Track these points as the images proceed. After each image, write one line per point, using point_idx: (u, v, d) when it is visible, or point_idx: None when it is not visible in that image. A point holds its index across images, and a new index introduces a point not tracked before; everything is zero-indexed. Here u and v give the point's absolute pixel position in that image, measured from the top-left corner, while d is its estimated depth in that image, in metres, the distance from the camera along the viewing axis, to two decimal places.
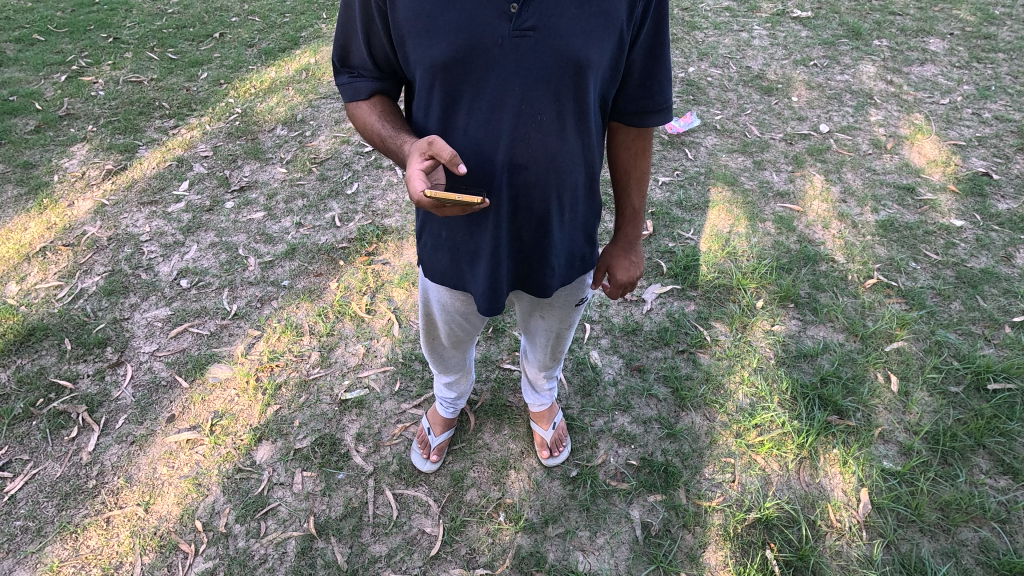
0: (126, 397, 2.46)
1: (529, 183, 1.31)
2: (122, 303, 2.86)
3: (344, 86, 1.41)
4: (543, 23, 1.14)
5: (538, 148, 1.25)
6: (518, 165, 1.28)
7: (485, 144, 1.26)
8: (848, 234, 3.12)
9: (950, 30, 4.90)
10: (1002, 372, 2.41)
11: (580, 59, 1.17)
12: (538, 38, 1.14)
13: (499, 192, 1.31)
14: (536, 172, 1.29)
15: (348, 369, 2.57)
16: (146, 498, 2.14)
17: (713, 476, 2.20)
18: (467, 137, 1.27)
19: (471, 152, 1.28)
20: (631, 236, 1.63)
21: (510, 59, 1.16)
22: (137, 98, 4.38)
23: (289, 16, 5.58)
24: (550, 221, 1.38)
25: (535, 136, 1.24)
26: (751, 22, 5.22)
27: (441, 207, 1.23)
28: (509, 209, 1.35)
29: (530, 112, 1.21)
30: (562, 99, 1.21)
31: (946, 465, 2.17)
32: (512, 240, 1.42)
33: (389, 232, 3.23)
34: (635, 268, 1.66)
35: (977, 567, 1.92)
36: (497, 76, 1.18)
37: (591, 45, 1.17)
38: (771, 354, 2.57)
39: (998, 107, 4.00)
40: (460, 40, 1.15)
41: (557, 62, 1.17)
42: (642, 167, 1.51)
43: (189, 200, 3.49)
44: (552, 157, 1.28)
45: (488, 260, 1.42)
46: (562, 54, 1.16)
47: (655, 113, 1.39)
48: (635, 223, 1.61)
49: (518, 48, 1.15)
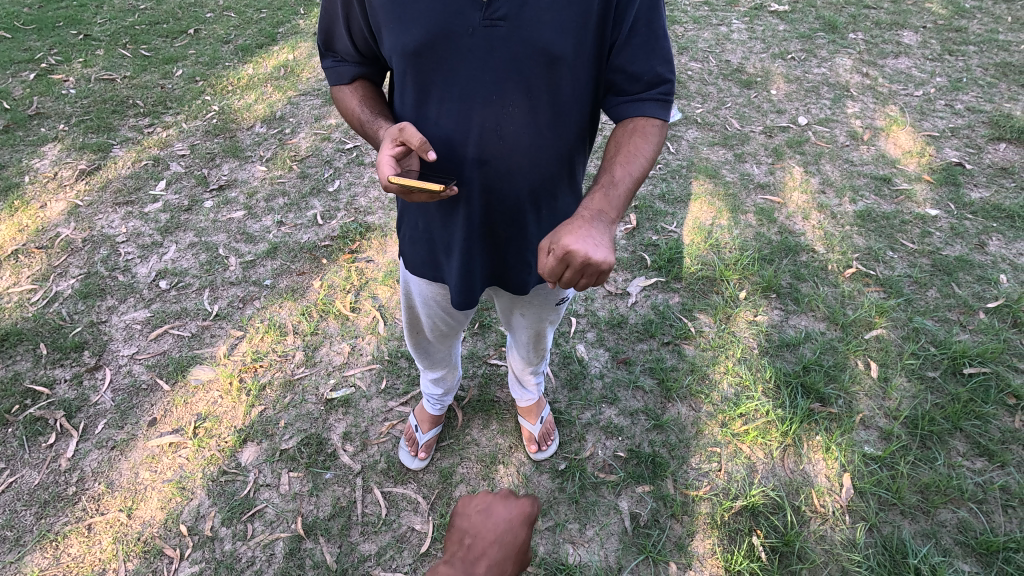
0: (105, 401, 2.41)
1: (500, 175, 1.31)
2: (99, 306, 2.80)
3: (329, 69, 1.49)
4: (512, 14, 1.13)
5: (507, 139, 1.26)
6: (488, 156, 1.29)
7: (456, 134, 1.28)
8: (827, 224, 3.17)
9: (923, 24, 4.99)
10: (977, 357, 2.47)
11: (552, 51, 1.16)
12: (507, 29, 1.14)
13: (469, 183, 1.33)
14: (506, 164, 1.29)
15: (333, 368, 2.55)
16: (128, 504, 2.10)
17: (700, 465, 2.22)
18: (440, 127, 1.30)
19: (444, 143, 1.31)
20: (603, 209, 1.18)
21: (479, 49, 1.17)
22: (110, 96, 4.28)
23: (266, 12, 5.49)
24: (524, 216, 1.39)
25: (504, 127, 1.24)
26: (730, 16, 5.26)
27: (409, 193, 1.24)
28: (481, 202, 1.36)
29: (498, 103, 1.21)
30: (533, 92, 1.20)
31: (924, 449, 2.22)
32: (486, 233, 1.43)
33: (373, 229, 3.20)
34: (593, 237, 1.11)
35: (956, 547, 1.97)
36: (467, 64, 1.19)
37: (564, 36, 1.15)
38: (754, 344, 2.60)
39: (969, 99, 4.08)
40: (431, 27, 1.18)
41: (528, 52, 1.16)
42: (633, 142, 1.24)
43: (167, 199, 3.42)
44: (522, 151, 1.27)
45: (460, 251, 1.45)
46: (532, 46, 1.15)
47: (648, 100, 1.23)
48: (609, 194, 1.20)
49: (487, 38, 1.16)
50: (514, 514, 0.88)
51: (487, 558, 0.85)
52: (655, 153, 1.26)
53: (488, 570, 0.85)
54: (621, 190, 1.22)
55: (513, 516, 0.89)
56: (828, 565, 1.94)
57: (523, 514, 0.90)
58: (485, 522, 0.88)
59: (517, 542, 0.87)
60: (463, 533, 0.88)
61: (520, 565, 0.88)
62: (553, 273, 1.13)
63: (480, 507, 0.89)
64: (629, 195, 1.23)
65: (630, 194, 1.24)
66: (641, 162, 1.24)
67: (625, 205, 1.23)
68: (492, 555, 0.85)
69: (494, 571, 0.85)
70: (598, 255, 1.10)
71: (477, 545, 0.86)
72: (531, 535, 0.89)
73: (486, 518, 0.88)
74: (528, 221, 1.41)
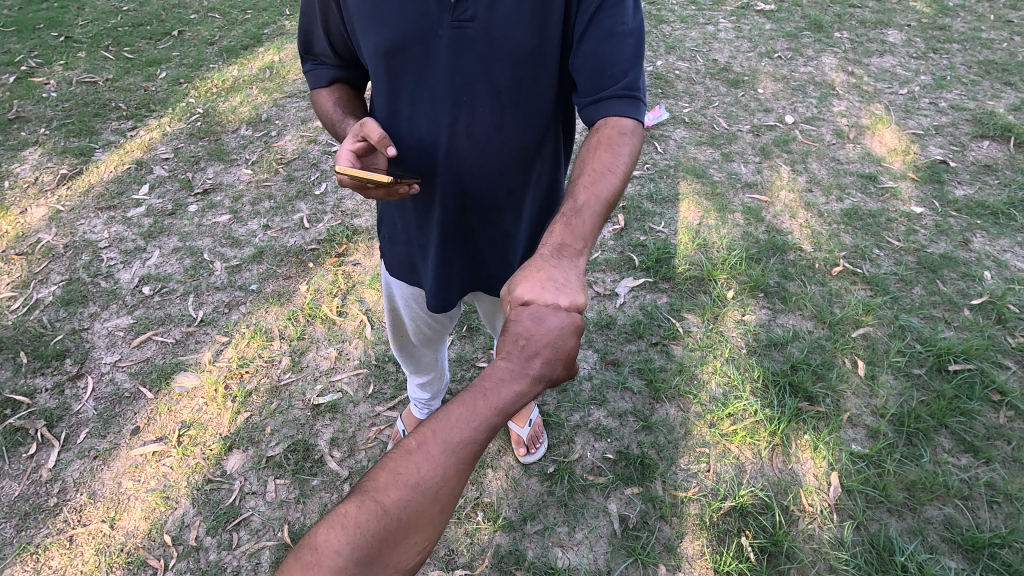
0: (88, 410, 2.38)
1: (473, 176, 1.32)
2: (81, 313, 2.76)
3: (308, 72, 1.48)
4: (480, 16, 1.13)
5: (478, 141, 1.26)
6: (461, 158, 1.29)
7: (429, 135, 1.29)
8: (814, 223, 3.19)
9: (907, 22, 5.03)
10: (962, 354, 2.49)
11: (519, 53, 1.15)
12: (474, 31, 1.14)
13: (442, 185, 1.34)
14: (478, 165, 1.30)
15: (320, 373, 2.52)
16: (111, 514, 2.07)
17: (688, 466, 2.22)
18: (413, 129, 1.30)
19: (417, 144, 1.32)
20: (566, 241, 0.97)
21: (447, 50, 1.17)
22: (92, 99, 4.22)
23: (251, 13, 5.44)
24: (499, 216, 1.39)
25: (476, 128, 1.25)
26: (716, 15, 5.27)
27: (364, 187, 1.25)
28: (455, 202, 1.37)
29: (468, 105, 1.22)
30: (501, 93, 1.20)
31: (911, 446, 2.23)
32: (461, 234, 1.44)
33: (360, 232, 3.18)
34: (557, 279, 0.89)
35: (942, 544, 1.98)
36: (436, 66, 1.19)
37: (532, 39, 1.14)
38: (742, 344, 2.61)
39: (953, 96, 4.12)
40: (399, 29, 1.17)
41: (496, 54, 1.16)
42: (599, 155, 1.08)
43: (150, 204, 3.38)
44: (493, 152, 1.28)
45: (435, 253, 1.45)
46: (499, 47, 1.15)
47: (614, 97, 1.10)
48: (573, 222, 1.00)
49: (455, 40, 1.15)
50: (566, 324, 0.84)
51: (550, 348, 0.82)
52: (628, 164, 1.10)
53: (548, 362, 0.82)
54: (588, 214, 1.02)
55: (568, 318, 0.84)
56: (816, 564, 1.95)
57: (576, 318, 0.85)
58: (539, 325, 0.84)
59: (571, 344, 0.83)
60: (518, 333, 0.84)
61: (572, 366, 0.84)
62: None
63: (534, 312, 0.85)
64: (600, 219, 1.03)
65: (602, 217, 1.04)
66: (611, 179, 1.07)
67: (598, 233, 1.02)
68: (552, 347, 0.82)
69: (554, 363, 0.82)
70: (564, 298, 0.87)
71: (531, 344, 0.82)
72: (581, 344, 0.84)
73: (541, 320, 0.84)
74: (503, 221, 1.41)
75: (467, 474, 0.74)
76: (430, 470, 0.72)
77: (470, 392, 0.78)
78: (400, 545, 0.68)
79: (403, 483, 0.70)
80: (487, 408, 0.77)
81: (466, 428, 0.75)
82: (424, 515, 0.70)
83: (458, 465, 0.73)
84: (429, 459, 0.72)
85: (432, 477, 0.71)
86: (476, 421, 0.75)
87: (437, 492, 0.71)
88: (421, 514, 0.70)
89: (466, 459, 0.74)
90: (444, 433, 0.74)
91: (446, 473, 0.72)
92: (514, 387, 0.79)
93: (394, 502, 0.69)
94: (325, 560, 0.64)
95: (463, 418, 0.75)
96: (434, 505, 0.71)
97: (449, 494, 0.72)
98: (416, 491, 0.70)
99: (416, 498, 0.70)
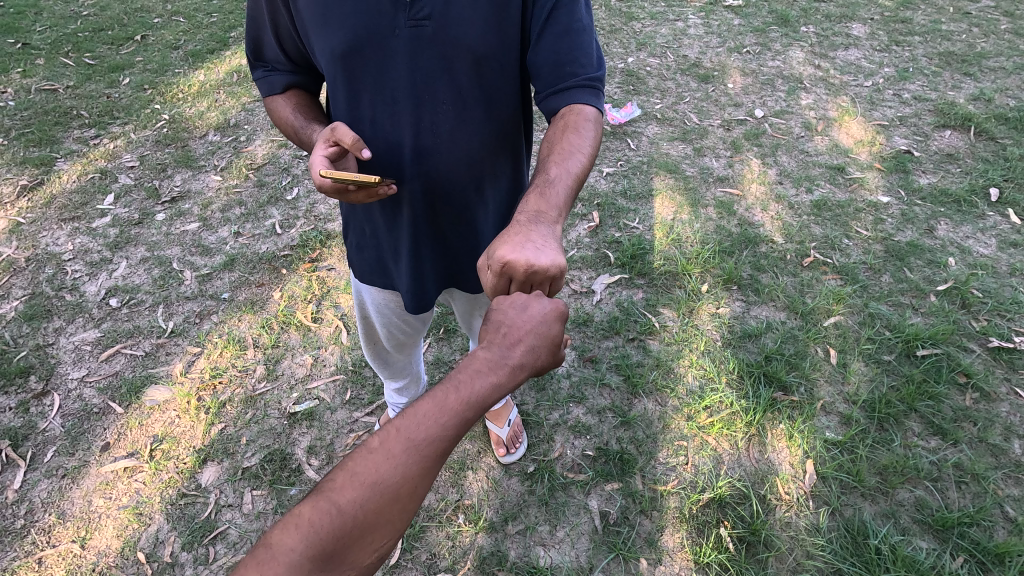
0: (54, 428, 2.31)
1: (440, 175, 1.31)
2: (46, 328, 2.68)
3: (260, 80, 1.47)
4: (437, 13, 1.13)
5: (444, 139, 1.25)
6: (427, 157, 1.28)
7: (393, 134, 1.28)
8: (785, 215, 3.24)
9: (870, 16, 5.14)
10: (929, 339, 2.55)
11: (478, 51, 1.16)
12: (432, 28, 1.14)
13: (410, 184, 1.32)
14: (445, 163, 1.29)
15: (296, 381, 2.49)
16: (82, 534, 2.02)
17: (667, 459, 2.24)
18: (375, 128, 1.29)
19: (380, 143, 1.30)
20: (541, 210, 1.00)
21: (406, 49, 1.16)
22: (52, 107, 4.10)
23: (217, 16, 5.35)
24: (469, 213, 1.39)
25: (440, 126, 1.24)
26: (686, 12, 5.33)
27: (345, 193, 1.22)
28: (424, 203, 1.35)
29: (432, 102, 1.21)
30: (464, 90, 1.20)
31: (882, 431, 2.28)
32: (432, 234, 1.42)
33: (333, 236, 3.14)
34: (533, 242, 0.93)
35: (914, 525, 2.03)
36: (396, 66, 1.18)
37: (492, 36, 1.15)
38: (717, 336, 2.64)
39: (916, 88, 4.22)
40: (356, 29, 1.16)
41: (455, 51, 1.15)
42: (566, 137, 1.09)
43: (116, 213, 3.30)
44: (459, 149, 1.27)
45: (408, 254, 1.43)
46: (458, 43, 1.15)
47: (577, 87, 1.12)
48: (546, 194, 1.03)
49: (413, 38, 1.15)
50: (549, 310, 0.87)
51: (525, 344, 0.83)
52: (594, 147, 1.11)
53: (526, 354, 0.83)
54: (561, 186, 1.05)
55: (552, 305, 0.88)
56: (794, 551, 1.97)
57: (560, 304, 0.88)
58: (520, 311, 0.86)
59: (554, 330, 0.86)
60: (499, 322, 0.85)
61: (559, 350, 0.87)
62: (497, 292, 0.93)
63: (517, 303, 0.88)
64: (571, 192, 1.06)
65: (573, 192, 1.07)
66: (580, 158, 1.09)
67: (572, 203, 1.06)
68: (530, 342, 0.83)
69: (531, 355, 0.83)
70: (543, 259, 0.91)
71: (513, 331, 0.84)
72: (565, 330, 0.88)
73: (520, 308, 0.87)
74: (472, 218, 1.40)
75: (429, 472, 0.75)
76: (391, 470, 0.73)
77: (440, 386, 0.78)
78: (357, 544, 0.71)
79: (361, 483, 0.72)
80: (454, 406, 0.77)
81: (432, 427, 0.75)
82: (383, 517, 0.72)
83: (422, 465, 0.74)
84: (391, 458, 0.73)
85: (393, 477, 0.72)
86: (442, 418, 0.76)
87: (396, 493, 0.73)
88: (378, 513, 0.72)
89: (430, 456, 0.75)
90: (409, 430, 0.74)
91: (407, 473, 0.73)
92: (485, 382, 0.79)
93: (348, 504, 0.71)
94: (280, 556, 0.68)
95: (429, 416, 0.75)
96: (394, 505, 0.72)
97: (410, 495, 0.74)
98: (375, 489, 0.72)
99: (373, 501, 0.71)
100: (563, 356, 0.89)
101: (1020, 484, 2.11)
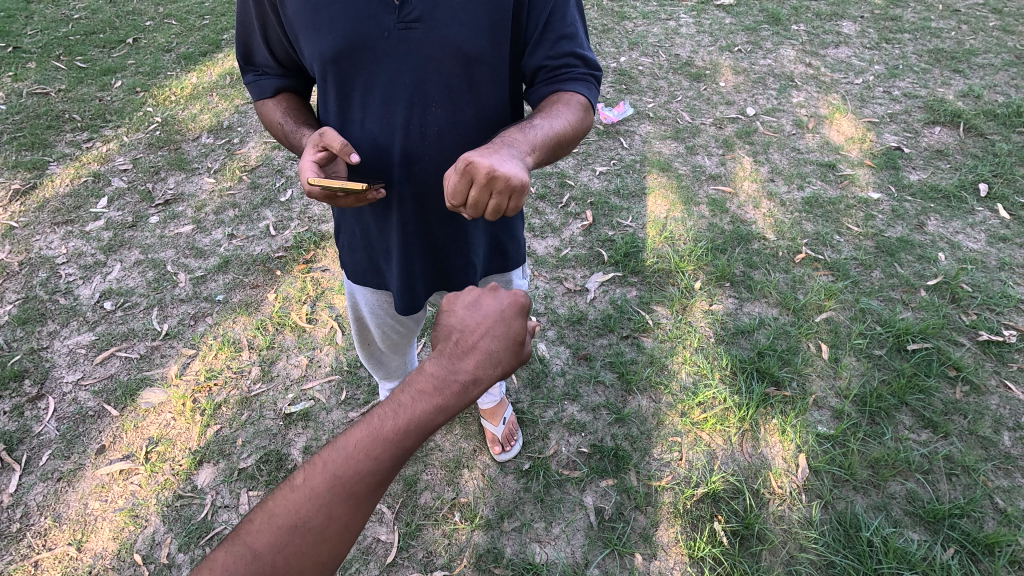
0: (49, 432, 2.31)
1: (430, 176, 1.32)
2: (39, 332, 2.68)
3: (250, 84, 1.48)
4: (427, 15, 1.14)
5: (433, 140, 1.27)
6: (417, 158, 1.29)
7: (382, 136, 1.29)
8: (777, 212, 3.26)
9: (861, 14, 5.17)
10: (920, 334, 2.58)
11: (467, 53, 1.17)
12: (422, 31, 1.15)
13: (399, 185, 1.33)
14: (434, 164, 1.30)
15: (292, 382, 2.49)
16: (78, 537, 2.02)
17: (662, 455, 2.26)
18: (365, 130, 1.30)
19: (370, 145, 1.31)
20: (514, 139, 1.07)
21: (395, 52, 1.17)
22: (44, 111, 4.09)
23: (209, 18, 5.34)
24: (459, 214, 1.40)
25: (430, 127, 1.25)
26: (678, 11, 5.35)
27: (334, 197, 1.24)
28: (413, 204, 1.36)
29: (422, 104, 1.22)
30: (453, 91, 1.21)
31: (873, 424, 2.31)
32: (422, 235, 1.43)
33: (327, 237, 3.15)
34: (501, 155, 1.00)
35: (905, 517, 2.05)
36: (386, 68, 1.19)
37: (481, 38, 1.16)
38: (710, 333, 2.66)
39: (906, 85, 4.25)
40: (346, 32, 1.17)
41: (443, 53, 1.16)
42: (555, 106, 1.16)
43: (109, 216, 3.29)
44: (449, 150, 1.28)
45: (398, 255, 1.44)
46: (447, 45, 1.16)
47: (573, 82, 1.18)
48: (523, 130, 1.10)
49: (403, 41, 1.16)
50: (506, 307, 0.88)
51: (479, 351, 0.85)
52: (581, 121, 1.18)
53: (477, 366, 0.85)
54: (539, 129, 1.11)
55: (510, 299, 0.89)
56: (787, 545, 1.99)
57: (518, 300, 0.90)
58: (474, 315, 0.88)
59: (516, 327, 0.88)
60: (450, 329, 0.88)
61: (522, 350, 0.89)
62: (458, 194, 0.99)
63: (470, 306, 0.89)
64: (549, 139, 1.11)
65: (552, 142, 1.12)
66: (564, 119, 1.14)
67: (546, 153, 1.11)
68: (484, 347, 0.85)
69: (487, 365, 0.85)
70: (505, 170, 0.97)
71: (467, 338, 0.86)
72: (528, 324, 0.90)
73: (473, 310, 0.88)
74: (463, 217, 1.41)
75: (355, 507, 0.83)
76: (314, 511, 0.81)
77: (373, 418, 0.83)
78: None
79: (282, 524, 0.81)
80: (386, 438, 0.82)
81: (359, 463, 0.82)
82: (308, 552, 0.81)
83: (348, 500, 0.82)
84: (313, 500, 0.81)
85: (316, 516, 0.81)
86: (373, 452, 0.82)
87: (319, 531, 0.81)
88: (302, 551, 0.81)
89: (355, 494, 0.82)
90: (334, 470, 0.82)
91: (331, 513, 0.81)
92: (425, 408, 0.82)
93: (266, 546, 0.80)
94: None
95: (355, 456, 0.82)
96: (316, 543, 0.81)
97: (333, 532, 0.82)
98: (297, 529, 0.81)
99: (294, 540, 0.80)
100: (528, 354, 0.90)
101: (1009, 475, 2.13)
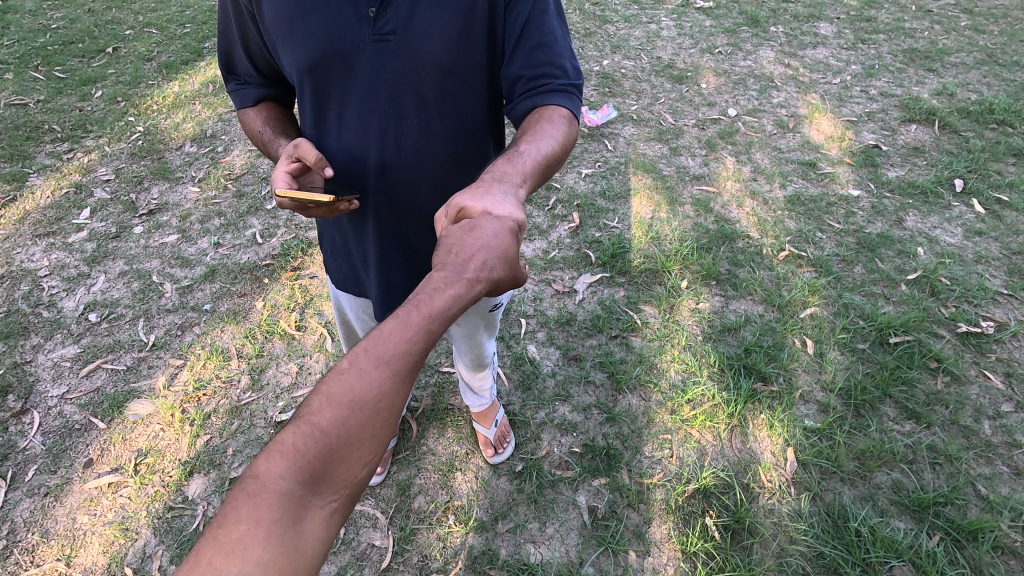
0: (35, 446, 2.28)
1: (407, 186, 1.33)
2: (23, 346, 2.64)
3: (232, 92, 1.49)
4: (401, 28, 1.15)
5: (408, 151, 1.28)
6: (392, 169, 1.30)
7: (358, 148, 1.30)
8: (760, 210, 3.31)
9: (837, 15, 5.28)
10: (901, 327, 2.63)
11: (441, 65, 1.18)
12: (396, 44, 1.16)
13: (376, 196, 1.34)
14: (409, 174, 1.31)
15: (281, 390, 2.48)
16: (67, 552, 1.99)
17: (653, 453, 2.28)
18: (342, 142, 1.32)
19: (347, 156, 1.33)
20: (505, 171, 0.99)
21: (370, 63, 1.19)
22: (23, 122, 4.04)
23: (190, 26, 5.31)
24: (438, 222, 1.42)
25: (405, 139, 1.27)
26: (658, 14, 5.42)
27: (305, 209, 1.24)
28: (391, 213, 1.38)
29: (397, 115, 1.23)
30: (427, 103, 1.22)
31: (858, 417, 2.35)
32: (400, 244, 1.44)
33: (314, 244, 3.14)
34: (495, 196, 0.91)
35: (891, 506, 2.09)
36: (361, 80, 1.21)
37: (454, 50, 1.17)
38: (698, 331, 2.69)
39: (882, 84, 4.34)
40: (321, 45, 1.19)
41: (419, 65, 1.18)
42: (539, 126, 1.11)
43: (93, 227, 3.26)
44: (425, 160, 1.30)
45: (376, 264, 1.45)
46: (422, 58, 1.17)
47: (550, 94, 1.14)
48: (511, 160, 1.03)
49: (377, 52, 1.17)
50: (498, 229, 0.85)
51: (478, 260, 0.81)
52: (567, 138, 1.13)
53: (480, 269, 0.81)
54: (527, 158, 1.04)
55: (500, 224, 0.86)
56: (777, 537, 2.02)
57: (509, 223, 0.87)
58: (467, 235, 0.84)
59: (506, 245, 0.84)
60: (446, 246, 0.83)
61: (515, 268, 0.86)
62: None
63: (462, 226, 0.86)
64: (537, 168, 1.05)
65: (541, 171, 1.07)
66: (549, 142, 1.09)
67: (535, 181, 1.05)
68: (481, 259, 0.81)
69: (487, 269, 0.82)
70: (500, 211, 0.89)
71: (463, 251, 0.82)
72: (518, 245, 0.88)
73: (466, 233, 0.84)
74: None
75: (405, 383, 0.74)
76: (368, 384, 0.71)
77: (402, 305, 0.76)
78: (346, 460, 0.70)
79: (340, 402, 0.70)
80: (419, 320, 0.75)
81: (403, 339, 0.74)
82: (370, 427, 0.71)
83: (399, 373, 0.73)
84: (364, 374, 0.72)
85: (371, 390, 0.71)
86: (410, 331, 0.74)
87: (377, 405, 0.71)
88: (362, 430, 0.70)
89: (406, 366, 0.74)
90: (378, 348, 0.73)
91: (384, 383, 0.72)
92: (447, 294, 0.77)
93: (331, 422, 0.69)
94: (270, 486, 0.65)
95: (397, 327, 0.74)
96: (375, 418, 0.71)
97: (391, 405, 0.72)
98: (354, 406, 0.70)
99: (355, 413, 0.70)
100: (518, 276, 0.88)
101: (990, 463, 2.19)
